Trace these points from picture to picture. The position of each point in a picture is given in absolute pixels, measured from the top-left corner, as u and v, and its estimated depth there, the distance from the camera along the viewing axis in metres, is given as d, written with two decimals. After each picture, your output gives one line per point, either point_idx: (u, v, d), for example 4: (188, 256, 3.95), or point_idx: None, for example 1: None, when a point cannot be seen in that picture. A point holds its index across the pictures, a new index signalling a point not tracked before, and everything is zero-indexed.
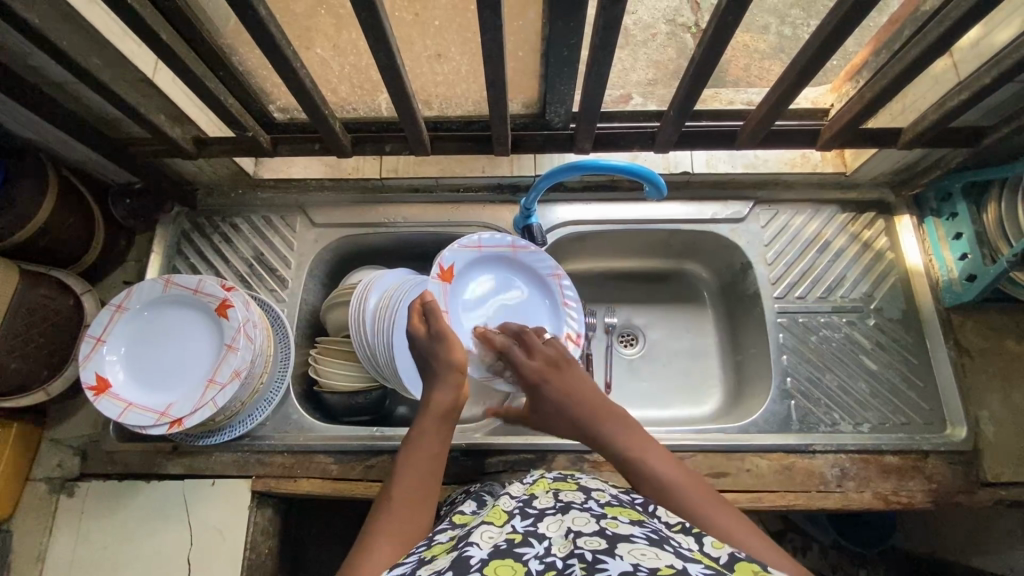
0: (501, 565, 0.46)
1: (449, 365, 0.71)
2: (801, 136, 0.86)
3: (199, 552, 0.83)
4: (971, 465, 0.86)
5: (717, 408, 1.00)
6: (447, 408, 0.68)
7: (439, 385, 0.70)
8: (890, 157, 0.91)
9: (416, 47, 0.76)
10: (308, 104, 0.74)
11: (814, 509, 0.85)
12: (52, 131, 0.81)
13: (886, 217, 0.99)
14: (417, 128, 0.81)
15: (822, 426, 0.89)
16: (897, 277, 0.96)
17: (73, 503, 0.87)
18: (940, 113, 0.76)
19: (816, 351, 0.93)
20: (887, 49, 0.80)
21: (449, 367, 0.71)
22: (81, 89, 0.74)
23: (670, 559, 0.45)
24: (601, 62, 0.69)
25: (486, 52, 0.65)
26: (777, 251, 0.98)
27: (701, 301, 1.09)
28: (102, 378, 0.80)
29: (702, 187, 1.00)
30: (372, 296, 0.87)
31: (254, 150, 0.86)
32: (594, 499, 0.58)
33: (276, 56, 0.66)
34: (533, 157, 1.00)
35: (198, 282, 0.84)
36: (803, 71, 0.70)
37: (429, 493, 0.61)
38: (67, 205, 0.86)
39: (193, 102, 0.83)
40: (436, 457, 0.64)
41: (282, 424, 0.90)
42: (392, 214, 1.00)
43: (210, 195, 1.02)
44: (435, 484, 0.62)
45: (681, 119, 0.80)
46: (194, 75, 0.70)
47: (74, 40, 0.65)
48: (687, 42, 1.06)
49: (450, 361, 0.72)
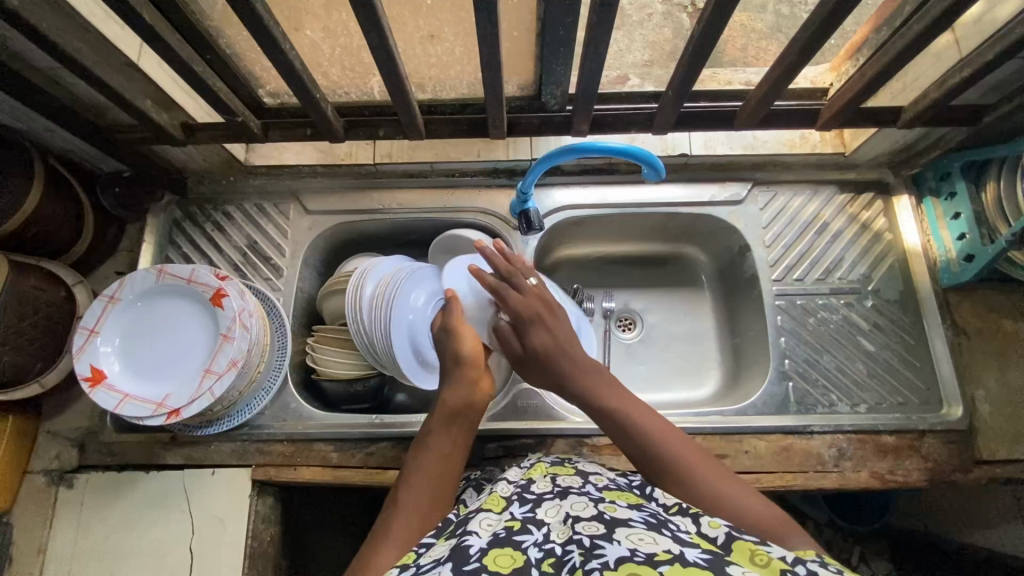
0: (501, 554, 0.47)
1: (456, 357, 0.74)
2: (799, 116, 0.86)
3: (200, 541, 0.84)
4: (966, 443, 0.87)
5: (715, 390, 1.01)
6: (459, 405, 0.70)
7: (454, 384, 0.72)
8: (889, 137, 0.90)
9: (408, 27, 0.74)
10: (300, 88, 0.73)
11: (811, 490, 0.86)
12: (36, 118, 0.79)
13: (884, 197, 0.99)
14: (411, 112, 0.80)
15: (819, 407, 0.89)
16: (895, 258, 0.96)
17: (73, 494, 0.87)
18: (942, 90, 0.74)
19: (813, 333, 0.93)
20: (889, 26, 0.78)
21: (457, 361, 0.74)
22: (64, 73, 0.72)
23: (668, 543, 0.46)
24: (599, 42, 0.67)
25: (480, 32, 0.64)
26: (775, 234, 0.97)
27: (699, 285, 1.08)
28: (97, 369, 0.80)
29: (699, 169, 0.99)
30: (369, 282, 0.86)
31: (244, 136, 0.84)
32: (592, 484, 0.59)
33: (264, 38, 0.64)
34: (528, 141, 0.99)
35: (191, 271, 0.83)
36: (803, 50, 0.69)
37: (439, 487, 0.64)
38: (54, 194, 0.84)
39: (181, 87, 0.82)
40: (449, 458, 0.67)
41: (280, 413, 0.90)
42: (387, 200, 0.99)
43: (202, 182, 1.00)
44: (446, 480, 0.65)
45: (679, 100, 0.79)
46: (181, 59, 0.68)
47: (54, 23, 0.63)
48: (684, 22, 1.02)
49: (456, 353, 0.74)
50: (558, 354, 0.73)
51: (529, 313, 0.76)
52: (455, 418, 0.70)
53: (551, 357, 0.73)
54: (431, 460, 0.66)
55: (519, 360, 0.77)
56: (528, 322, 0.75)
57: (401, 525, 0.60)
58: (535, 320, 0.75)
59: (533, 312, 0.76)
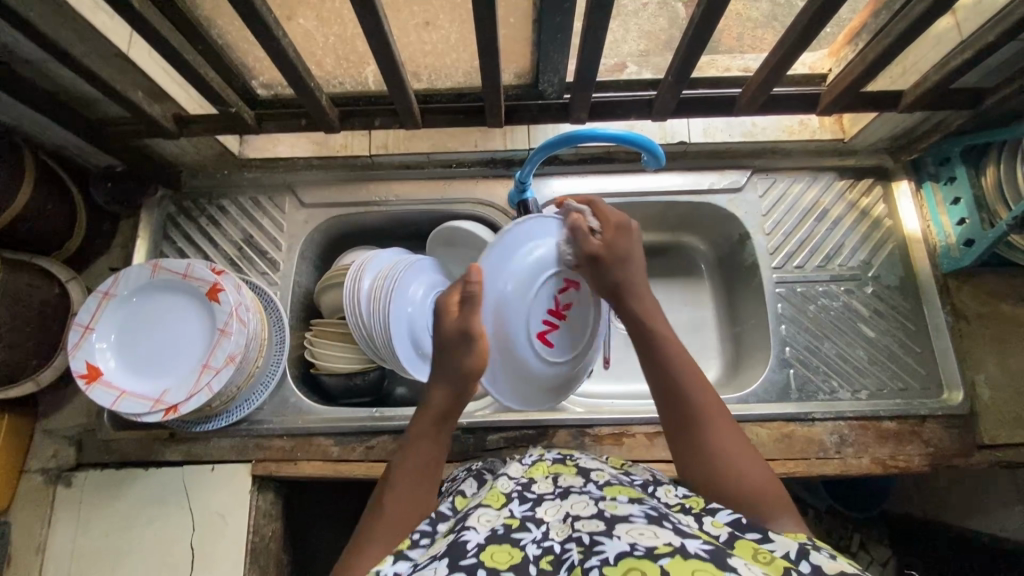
0: (498, 550, 0.47)
1: (464, 370, 0.67)
2: (799, 101, 0.85)
3: (201, 537, 0.83)
4: (967, 427, 0.87)
5: (716, 378, 1.01)
6: (448, 409, 0.68)
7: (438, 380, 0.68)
8: (889, 122, 0.89)
9: (403, 14, 0.73)
10: (294, 77, 0.72)
11: (813, 477, 0.86)
12: (26, 112, 0.78)
13: (884, 183, 0.98)
14: (407, 102, 0.79)
15: (820, 394, 0.89)
16: (895, 244, 0.95)
17: (71, 492, 0.86)
18: (943, 73, 0.74)
19: (814, 320, 0.93)
20: (888, 9, 0.77)
21: (464, 374, 0.67)
22: (54, 66, 0.71)
23: (669, 536, 0.46)
24: (597, 28, 0.67)
25: (477, 19, 0.63)
26: (775, 221, 0.97)
27: (698, 273, 1.08)
28: (93, 366, 0.79)
29: (698, 157, 0.98)
30: (367, 275, 0.86)
31: (239, 127, 0.83)
32: (594, 482, 0.59)
33: (257, 25, 0.63)
34: (526, 130, 0.98)
35: (187, 265, 0.82)
36: (802, 34, 0.68)
37: (416, 493, 0.64)
38: (45, 189, 0.83)
39: (172, 78, 0.80)
40: (426, 460, 0.65)
41: (280, 408, 0.89)
42: (383, 192, 0.98)
43: (195, 177, 0.99)
44: (422, 486, 0.64)
45: (678, 86, 0.78)
46: (172, 48, 0.67)
47: (42, 13, 0.62)
48: (679, 11, 1.00)
49: (466, 369, 0.67)
50: (632, 263, 0.71)
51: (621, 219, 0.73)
52: (443, 421, 0.68)
53: (626, 261, 0.71)
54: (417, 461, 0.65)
55: (592, 261, 0.71)
56: (621, 226, 0.72)
57: (383, 529, 0.61)
58: (625, 227, 0.73)
59: (625, 221, 0.73)
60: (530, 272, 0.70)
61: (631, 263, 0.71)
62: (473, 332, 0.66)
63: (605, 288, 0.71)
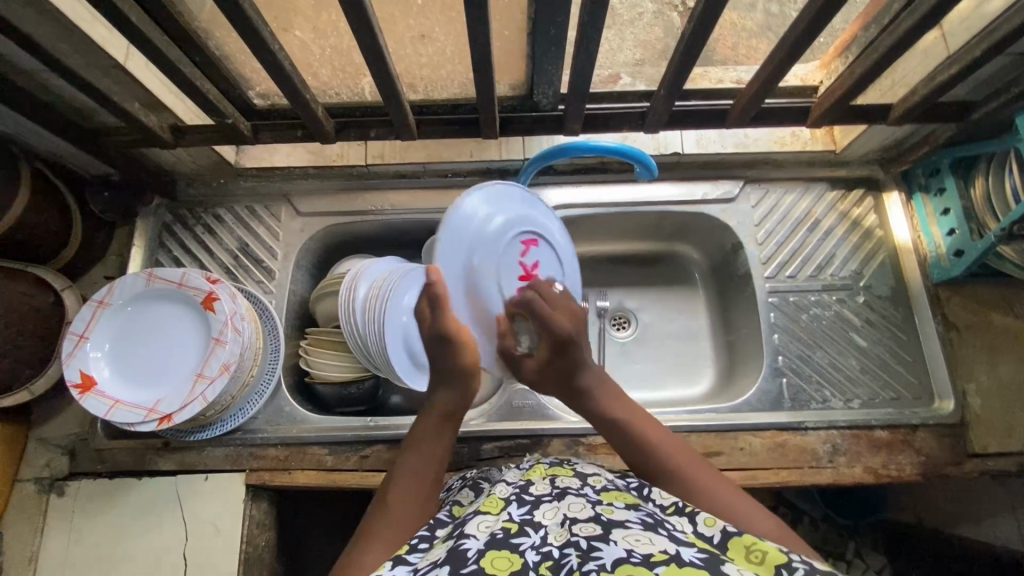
0: (498, 556, 0.47)
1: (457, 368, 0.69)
2: (791, 114, 0.86)
3: (194, 546, 0.83)
4: (958, 437, 0.87)
5: (709, 387, 1.01)
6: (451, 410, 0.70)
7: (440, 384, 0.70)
8: (878, 134, 0.91)
9: (399, 26, 0.75)
10: (290, 88, 0.72)
11: (806, 486, 0.86)
12: (22, 122, 0.78)
13: (874, 193, 0.99)
14: (402, 113, 0.79)
15: (813, 403, 0.90)
16: (886, 254, 0.96)
17: (63, 502, 0.85)
18: (931, 87, 0.75)
19: (806, 329, 0.94)
20: (877, 24, 0.79)
21: (459, 372, 0.69)
22: (51, 77, 0.71)
23: (664, 543, 0.47)
24: (590, 42, 0.67)
25: (471, 33, 0.64)
26: (768, 231, 0.98)
27: (692, 282, 1.09)
28: (87, 375, 0.79)
29: (691, 168, 0.99)
30: (362, 284, 0.85)
31: (235, 138, 0.83)
32: (591, 485, 0.60)
33: (253, 39, 0.63)
34: (521, 141, 0.99)
35: (182, 275, 0.82)
36: (791, 51, 0.70)
37: (424, 487, 0.64)
38: (43, 199, 0.84)
39: (170, 90, 0.81)
40: (436, 459, 0.66)
41: (274, 417, 0.89)
42: (379, 201, 0.98)
43: (191, 185, 1.00)
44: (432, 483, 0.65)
45: (671, 98, 0.79)
46: (169, 61, 0.67)
47: (39, 25, 0.62)
48: (674, 21, 1.03)
49: (459, 366, 0.69)
50: (578, 370, 0.71)
51: (558, 335, 0.70)
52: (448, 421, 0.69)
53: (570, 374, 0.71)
54: (420, 462, 0.65)
55: (539, 380, 0.73)
56: (559, 342, 0.70)
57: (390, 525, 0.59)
58: (565, 340, 0.70)
59: (566, 334, 0.70)
60: (490, 241, 0.73)
61: (581, 365, 0.71)
62: (447, 332, 0.69)
63: (559, 390, 0.73)
